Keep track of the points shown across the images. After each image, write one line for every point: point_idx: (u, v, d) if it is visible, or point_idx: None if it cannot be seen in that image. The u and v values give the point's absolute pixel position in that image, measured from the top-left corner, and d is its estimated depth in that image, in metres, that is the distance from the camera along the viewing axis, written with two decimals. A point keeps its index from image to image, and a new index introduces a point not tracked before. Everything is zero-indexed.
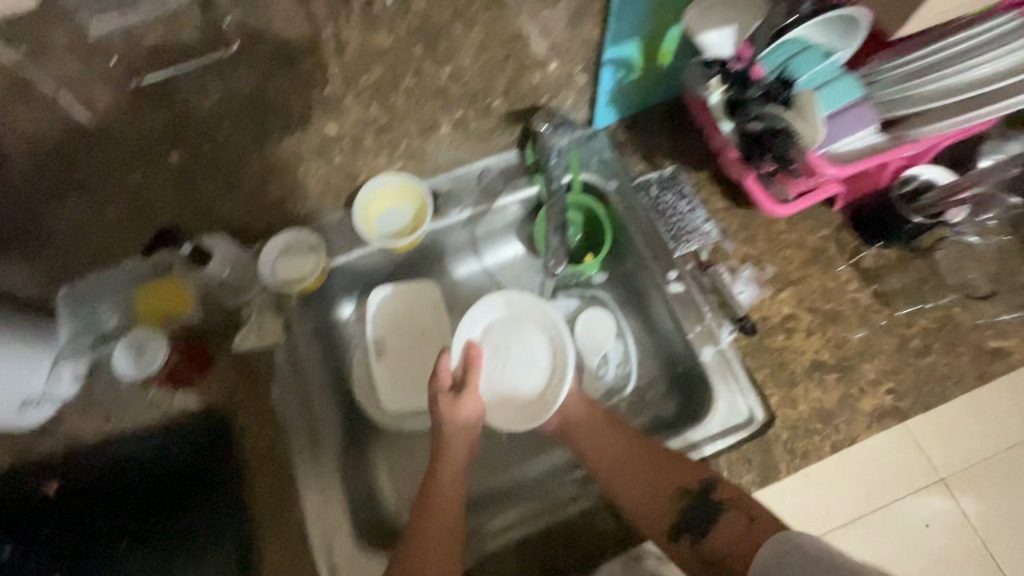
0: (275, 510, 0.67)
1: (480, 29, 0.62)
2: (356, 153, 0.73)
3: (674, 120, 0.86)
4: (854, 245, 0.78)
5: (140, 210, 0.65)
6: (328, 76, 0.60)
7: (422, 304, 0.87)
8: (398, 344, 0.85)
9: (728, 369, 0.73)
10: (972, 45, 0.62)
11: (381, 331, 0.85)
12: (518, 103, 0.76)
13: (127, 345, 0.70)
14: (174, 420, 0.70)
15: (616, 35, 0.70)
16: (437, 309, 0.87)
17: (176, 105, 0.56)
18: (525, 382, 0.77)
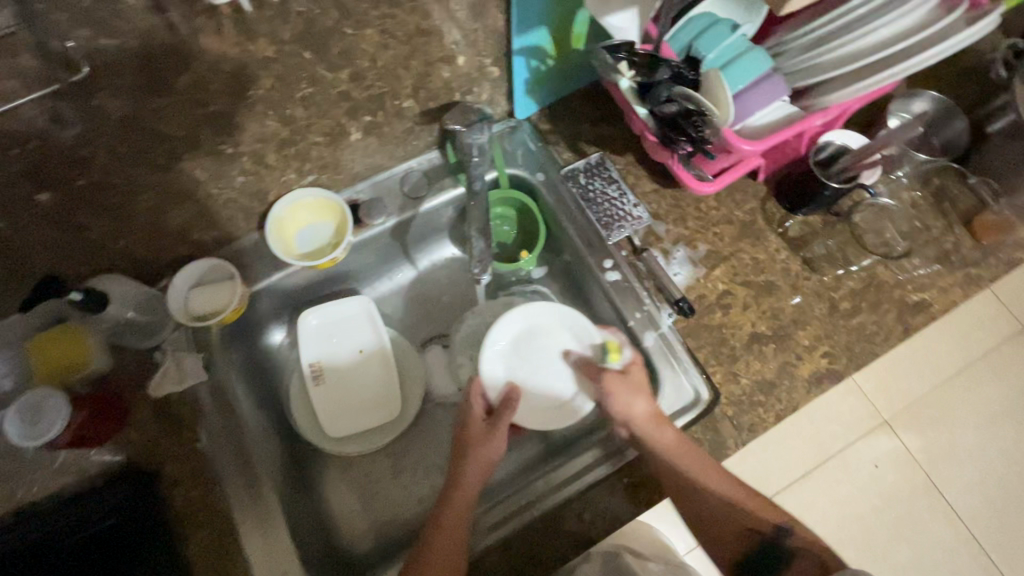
0: (215, 564, 0.62)
1: (375, 28, 0.58)
2: (261, 171, 0.67)
3: (595, 104, 0.84)
4: (779, 215, 0.79)
5: (15, 262, 0.57)
6: (210, 92, 0.54)
7: (353, 317, 0.81)
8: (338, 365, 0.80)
9: (671, 352, 0.73)
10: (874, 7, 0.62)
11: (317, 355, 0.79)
12: (432, 102, 0.73)
13: (20, 411, 0.61)
14: (88, 483, 0.63)
15: (523, 23, 0.67)
16: (370, 322, 0.81)
17: (31, 143, 0.49)
18: (558, 390, 0.75)
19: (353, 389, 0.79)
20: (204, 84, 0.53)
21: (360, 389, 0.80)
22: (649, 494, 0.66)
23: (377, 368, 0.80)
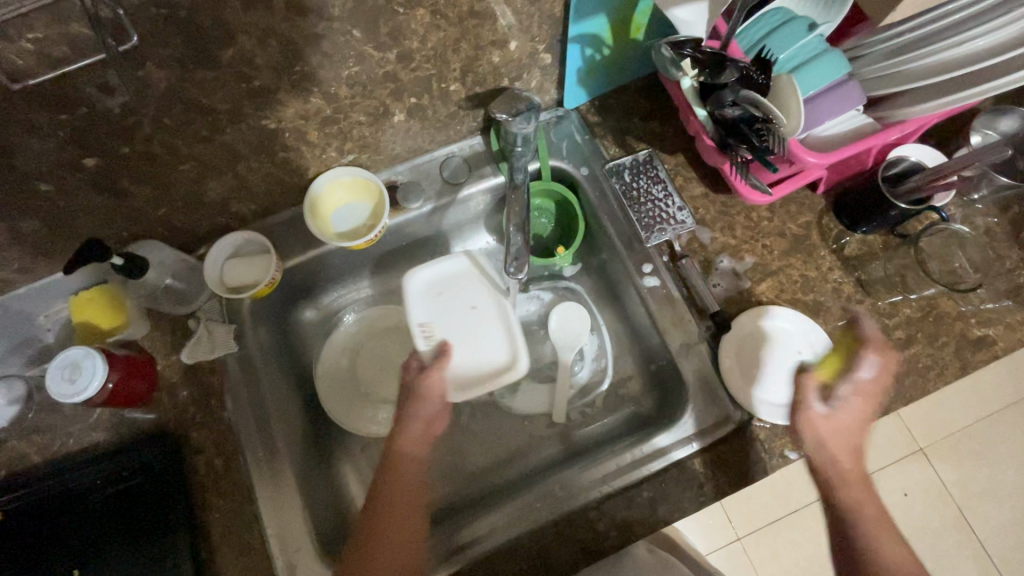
0: (235, 529, 0.65)
1: (428, 7, 0.55)
2: (302, 148, 0.66)
3: (648, 99, 0.80)
4: (836, 231, 0.74)
5: (63, 222, 0.59)
6: (257, 67, 0.53)
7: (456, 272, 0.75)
8: (449, 330, 0.74)
9: (704, 366, 0.70)
10: (967, 16, 0.56)
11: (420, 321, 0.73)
12: (479, 87, 0.70)
13: (61, 367, 0.61)
14: (126, 438, 0.67)
15: (580, 10, 0.64)
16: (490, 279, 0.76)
17: (81, 109, 0.48)
18: (783, 391, 0.67)
19: (464, 357, 0.73)
20: (248, 59, 0.52)
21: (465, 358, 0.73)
22: (667, 511, 0.65)
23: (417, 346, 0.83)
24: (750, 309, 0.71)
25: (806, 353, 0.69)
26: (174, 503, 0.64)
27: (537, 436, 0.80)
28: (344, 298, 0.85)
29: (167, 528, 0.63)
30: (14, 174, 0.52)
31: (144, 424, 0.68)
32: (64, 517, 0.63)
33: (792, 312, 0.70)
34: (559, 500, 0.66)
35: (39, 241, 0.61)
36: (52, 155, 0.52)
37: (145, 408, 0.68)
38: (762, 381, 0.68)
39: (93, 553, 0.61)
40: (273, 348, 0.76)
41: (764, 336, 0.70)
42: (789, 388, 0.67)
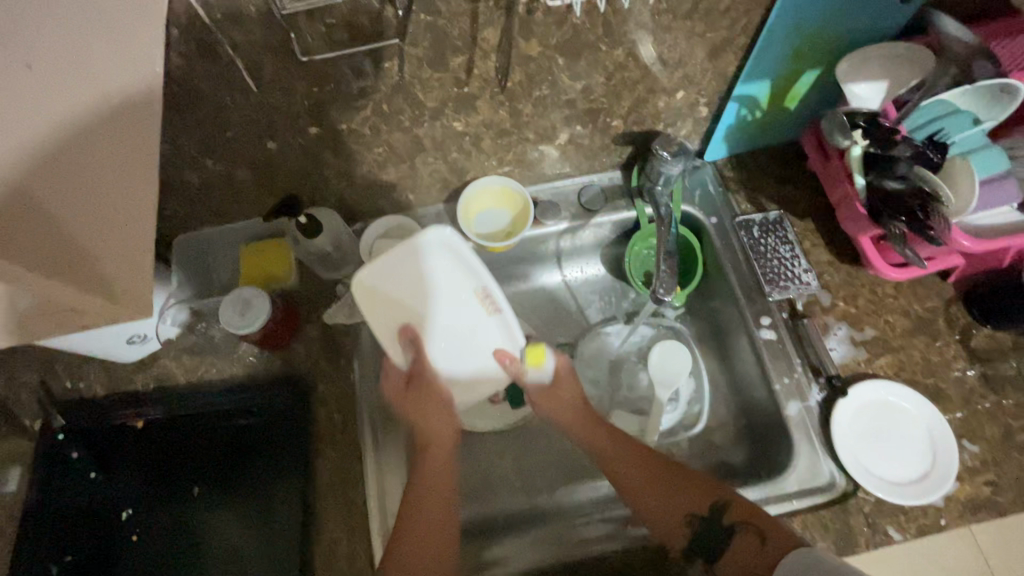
0: (339, 483, 0.68)
1: (625, 50, 0.62)
2: (472, 153, 0.74)
3: (785, 164, 0.84)
4: (964, 321, 0.74)
5: (266, 176, 0.69)
6: (473, 76, 0.60)
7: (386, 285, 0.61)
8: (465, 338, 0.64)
9: (812, 428, 0.70)
10: None
11: (478, 277, 0.61)
12: (637, 127, 0.76)
13: (232, 301, 0.68)
14: (256, 377, 0.74)
15: (752, 72, 0.69)
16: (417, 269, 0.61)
17: (330, 86, 0.57)
18: (895, 472, 0.66)
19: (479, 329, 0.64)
20: (470, 68, 0.59)
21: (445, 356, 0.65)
22: None
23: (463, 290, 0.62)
24: (866, 380, 0.71)
25: (922, 438, 0.68)
26: (288, 455, 0.70)
27: None
28: None
29: (274, 476, 0.69)
30: (255, 128, 0.61)
31: (277, 368, 0.74)
32: (198, 439, 0.71)
33: (915, 394, 0.69)
34: (562, 546, 0.68)
35: (243, 188, 0.70)
36: (289, 117, 0.60)
37: (283, 354, 0.75)
38: (875, 456, 0.67)
39: (216, 478, 0.70)
40: None
41: (881, 411, 0.69)
42: (902, 470, 0.66)
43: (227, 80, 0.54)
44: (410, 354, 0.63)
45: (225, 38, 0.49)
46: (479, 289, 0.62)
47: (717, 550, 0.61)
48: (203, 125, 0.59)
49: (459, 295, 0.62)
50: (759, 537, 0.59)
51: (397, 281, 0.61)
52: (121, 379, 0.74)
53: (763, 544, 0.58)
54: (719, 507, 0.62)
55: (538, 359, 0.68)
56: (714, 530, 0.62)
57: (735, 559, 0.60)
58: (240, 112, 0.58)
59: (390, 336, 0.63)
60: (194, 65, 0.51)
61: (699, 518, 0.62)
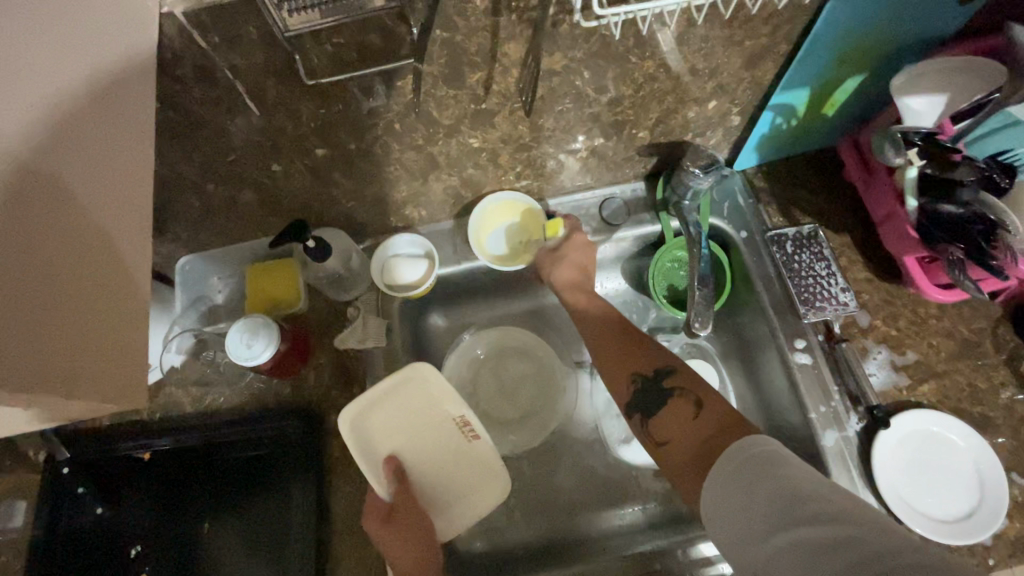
0: (355, 518, 0.66)
1: (656, 61, 0.57)
2: (488, 167, 0.69)
3: (821, 173, 0.79)
4: (1013, 345, 0.70)
5: (271, 197, 0.65)
6: (492, 92, 0.56)
7: (384, 415, 0.68)
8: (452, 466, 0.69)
9: (850, 459, 0.66)
10: None
11: (459, 406, 0.70)
12: (663, 137, 0.71)
13: (240, 330, 0.65)
14: (266, 406, 0.71)
15: (792, 80, 0.64)
16: (418, 400, 0.69)
17: (338, 107, 0.53)
18: (939, 508, 0.63)
19: (465, 460, 0.70)
20: (488, 84, 0.55)
21: (427, 488, 0.69)
22: None
23: (448, 424, 0.70)
24: (908, 408, 0.67)
25: (968, 471, 0.64)
26: (298, 489, 0.67)
27: (641, 486, 0.79)
28: (474, 312, 0.86)
29: (286, 513, 0.66)
30: (258, 151, 0.57)
31: (287, 395, 0.71)
32: (207, 471, 0.69)
33: (961, 424, 0.65)
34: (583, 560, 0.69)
35: (247, 210, 0.66)
36: (294, 139, 0.56)
37: (293, 380, 0.72)
38: (916, 490, 0.64)
39: (226, 513, 0.67)
40: (410, 347, 0.78)
41: (923, 442, 0.65)
42: (947, 506, 0.63)
43: (228, 105, 0.50)
44: (393, 485, 0.65)
45: (224, 62, 0.45)
46: (459, 419, 0.70)
47: (650, 415, 0.61)
48: (204, 150, 0.55)
49: (442, 426, 0.70)
50: (692, 406, 0.58)
51: (385, 413, 0.68)
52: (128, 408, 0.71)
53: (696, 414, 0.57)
54: (666, 371, 0.63)
55: (556, 229, 0.75)
56: (654, 394, 0.62)
57: (672, 423, 0.59)
58: (241, 136, 0.54)
59: (374, 469, 0.66)
60: (193, 90, 0.47)
61: (645, 379, 0.64)
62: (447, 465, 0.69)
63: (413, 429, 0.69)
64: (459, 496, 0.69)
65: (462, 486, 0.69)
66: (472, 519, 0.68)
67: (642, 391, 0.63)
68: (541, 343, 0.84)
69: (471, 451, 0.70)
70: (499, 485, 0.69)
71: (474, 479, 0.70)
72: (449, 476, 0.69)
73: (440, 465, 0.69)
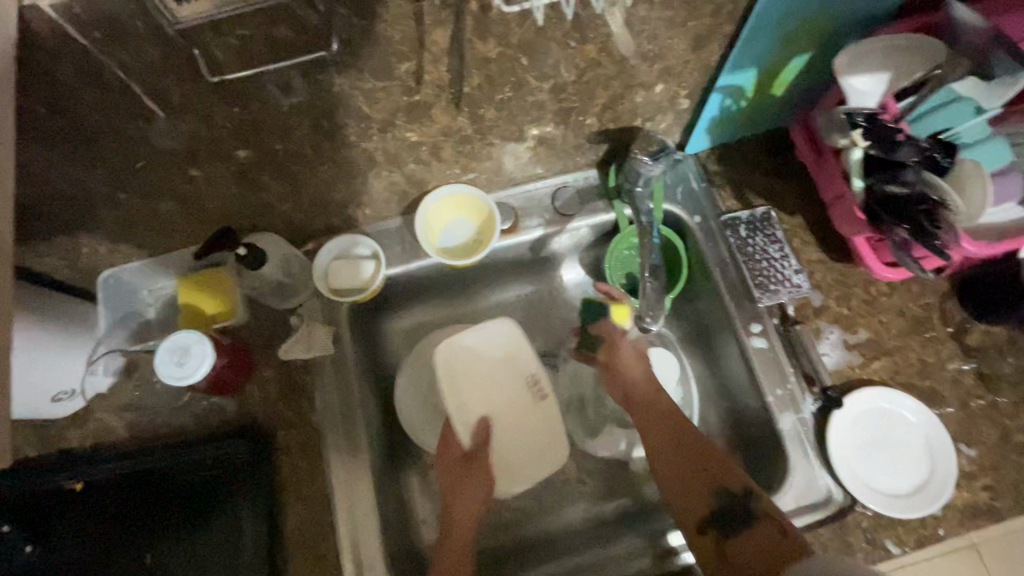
0: (309, 536, 0.63)
1: (598, 45, 0.55)
2: (431, 163, 0.66)
3: (771, 155, 0.78)
4: (959, 317, 0.71)
5: (193, 205, 0.60)
6: (424, 83, 0.52)
7: (461, 356, 0.70)
8: (523, 416, 0.69)
9: (807, 441, 0.67)
10: None
11: (530, 362, 0.70)
12: (612, 124, 0.69)
13: (171, 347, 0.60)
14: (208, 425, 0.67)
15: (737, 61, 0.62)
16: (506, 358, 0.70)
17: (253, 106, 0.48)
18: (890, 484, 0.64)
19: (522, 421, 0.69)
20: (419, 74, 0.51)
21: (506, 451, 0.69)
22: None
23: (522, 376, 0.70)
24: (861, 387, 0.68)
25: (917, 445, 0.65)
26: (248, 509, 0.63)
27: (605, 477, 0.78)
28: (430, 312, 0.83)
29: (234, 540, 0.63)
30: (172, 157, 0.52)
31: (230, 413, 0.67)
32: (146, 501, 0.64)
33: (908, 399, 0.66)
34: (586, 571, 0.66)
35: (170, 218, 0.61)
36: (208, 143, 0.52)
37: (235, 396, 0.68)
38: (870, 468, 0.65)
39: (170, 543, 0.63)
40: (363, 355, 0.75)
41: (876, 420, 0.66)
42: (899, 481, 0.64)
43: (125, 108, 0.45)
44: (478, 437, 0.67)
45: (112, 60, 0.40)
46: (532, 375, 0.70)
47: (728, 533, 0.57)
48: (107, 159, 0.50)
49: (512, 381, 0.70)
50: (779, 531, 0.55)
51: (473, 367, 0.69)
52: (54, 437, 0.66)
53: (785, 537, 0.54)
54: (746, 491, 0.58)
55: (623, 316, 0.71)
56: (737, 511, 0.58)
57: (757, 542, 0.55)
58: (147, 142, 0.49)
59: (467, 424, 0.68)
60: (79, 93, 0.42)
61: (728, 495, 0.59)
62: (528, 430, 0.69)
63: (486, 380, 0.70)
64: (525, 460, 0.69)
65: (534, 444, 0.69)
66: (538, 475, 0.69)
67: (722, 508, 0.59)
68: None
69: (540, 411, 0.70)
70: (557, 451, 0.69)
71: (539, 439, 0.70)
72: (521, 435, 0.69)
73: (513, 418, 0.69)
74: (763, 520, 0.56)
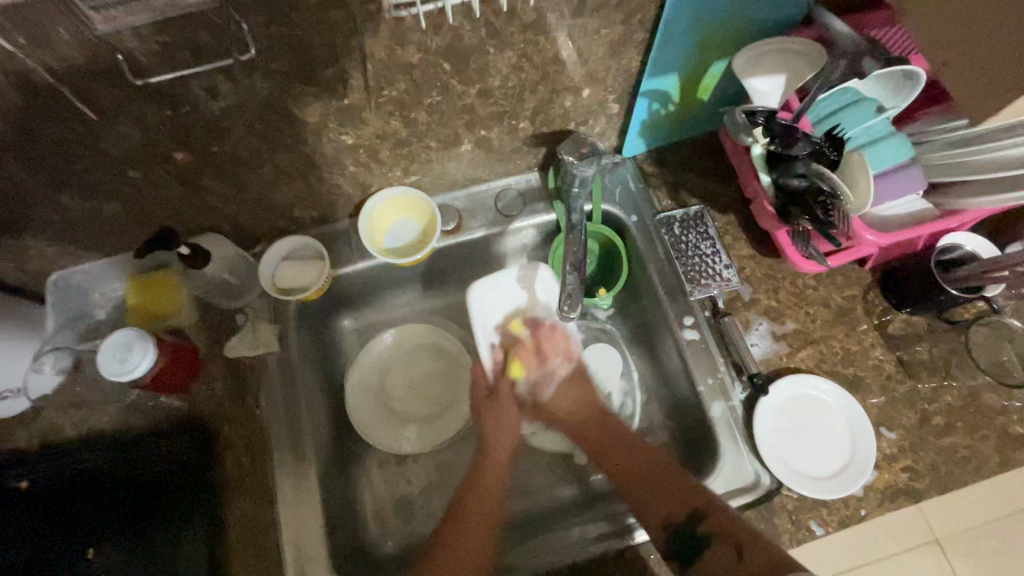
0: (252, 529, 0.65)
1: (518, 51, 0.58)
2: (371, 165, 0.69)
3: (706, 157, 0.82)
4: (881, 307, 0.74)
5: (137, 206, 0.62)
6: (351, 87, 0.55)
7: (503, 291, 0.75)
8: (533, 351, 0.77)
9: (736, 427, 0.69)
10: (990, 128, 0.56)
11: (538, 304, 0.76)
12: (547, 127, 0.73)
13: (115, 344, 0.62)
14: (154, 423, 0.68)
15: (656, 66, 0.66)
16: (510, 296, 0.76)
17: (184, 108, 0.51)
18: (814, 467, 0.67)
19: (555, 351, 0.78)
20: (345, 79, 0.54)
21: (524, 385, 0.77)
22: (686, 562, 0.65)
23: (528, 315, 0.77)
24: (788, 375, 0.71)
25: (840, 429, 0.68)
26: (188, 502, 0.65)
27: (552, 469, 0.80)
28: (381, 312, 0.85)
29: (178, 533, 0.64)
30: (110, 159, 0.55)
31: (176, 410, 0.69)
32: (90, 497, 0.65)
33: (830, 384, 0.70)
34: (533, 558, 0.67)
35: (115, 219, 0.63)
36: (143, 145, 0.54)
37: (181, 393, 0.69)
38: (796, 452, 0.67)
39: (112, 538, 0.64)
40: (313, 354, 0.76)
41: (801, 406, 0.69)
42: (823, 463, 0.67)
43: (57, 111, 0.47)
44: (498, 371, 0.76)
45: (40, 65, 0.43)
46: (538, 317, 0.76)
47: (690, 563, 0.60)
48: (45, 161, 0.52)
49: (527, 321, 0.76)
50: (733, 552, 0.58)
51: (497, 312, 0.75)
52: (1, 437, 0.67)
53: (739, 557, 0.57)
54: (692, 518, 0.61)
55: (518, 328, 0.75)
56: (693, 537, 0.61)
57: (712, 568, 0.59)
58: (83, 144, 0.52)
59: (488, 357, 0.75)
60: (9, 96, 0.45)
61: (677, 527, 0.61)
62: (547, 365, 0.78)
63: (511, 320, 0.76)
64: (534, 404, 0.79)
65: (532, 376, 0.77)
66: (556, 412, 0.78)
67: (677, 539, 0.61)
68: (448, 337, 0.84)
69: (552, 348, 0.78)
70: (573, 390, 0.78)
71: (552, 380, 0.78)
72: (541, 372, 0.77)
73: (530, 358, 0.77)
74: (717, 545, 0.59)
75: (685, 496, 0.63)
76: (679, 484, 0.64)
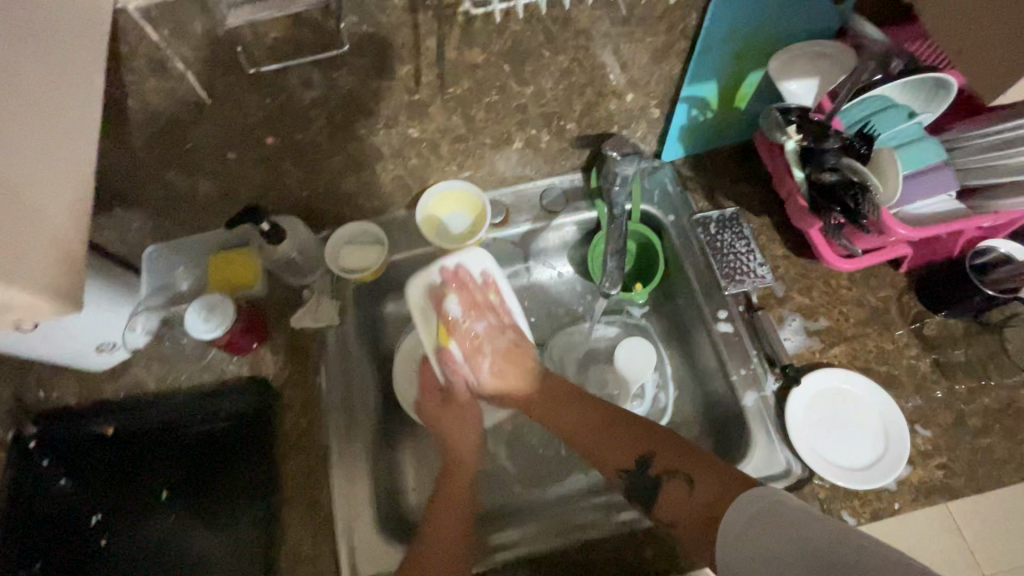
0: (306, 484, 0.70)
1: (570, 55, 0.65)
2: (431, 159, 0.76)
3: (741, 163, 0.86)
4: (917, 309, 0.76)
5: (227, 186, 0.71)
6: (421, 83, 0.63)
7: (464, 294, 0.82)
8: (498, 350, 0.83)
9: (769, 417, 0.71)
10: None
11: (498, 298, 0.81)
12: (591, 129, 0.79)
13: (201, 307, 0.71)
14: (224, 383, 0.75)
15: (696, 73, 0.71)
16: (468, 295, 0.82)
17: (281, 96, 0.59)
18: (846, 458, 0.68)
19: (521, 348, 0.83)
20: (417, 76, 0.62)
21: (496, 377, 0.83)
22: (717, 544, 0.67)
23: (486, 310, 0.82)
24: (821, 369, 0.73)
25: (873, 423, 0.69)
26: (254, 456, 0.71)
27: None
28: None
29: (240, 482, 0.70)
30: (212, 140, 0.63)
31: (245, 373, 0.76)
32: (165, 445, 0.72)
33: (863, 380, 0.71)
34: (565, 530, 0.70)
35: (207, 197, 0.72)
36: (242, 128, 0.63)
37: (250, 358, 0.76)
38: (827, 442, 0.69)
39: (182, 482, 0.71)
40: (366, 332, 0.83)
41: (833, 399, 0.71)
42: (856, 455, 0.68)
43: (180, 93, 0.56)
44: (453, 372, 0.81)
45: (175, 53, 0.52)
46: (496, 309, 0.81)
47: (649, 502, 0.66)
48: (162, 139, 0.61)
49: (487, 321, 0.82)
50: (685, 482, 0.64)
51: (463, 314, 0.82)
52: (92, 388, 0.75)
53: (690, 490, 0.63)
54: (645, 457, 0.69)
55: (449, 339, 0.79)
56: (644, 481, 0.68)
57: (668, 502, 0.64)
58: (195, 125, 0.60)
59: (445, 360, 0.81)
60: (146, 79, 0.54)
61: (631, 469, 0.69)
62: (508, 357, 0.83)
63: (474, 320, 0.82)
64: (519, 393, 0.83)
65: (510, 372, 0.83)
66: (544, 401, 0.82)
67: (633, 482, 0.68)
68: None
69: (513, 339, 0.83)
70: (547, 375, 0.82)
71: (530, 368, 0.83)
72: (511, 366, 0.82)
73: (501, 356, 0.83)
74: (668, 481, 0.65)
75: (633, 442, 0.71)
76: (631, 429, 0.72)
